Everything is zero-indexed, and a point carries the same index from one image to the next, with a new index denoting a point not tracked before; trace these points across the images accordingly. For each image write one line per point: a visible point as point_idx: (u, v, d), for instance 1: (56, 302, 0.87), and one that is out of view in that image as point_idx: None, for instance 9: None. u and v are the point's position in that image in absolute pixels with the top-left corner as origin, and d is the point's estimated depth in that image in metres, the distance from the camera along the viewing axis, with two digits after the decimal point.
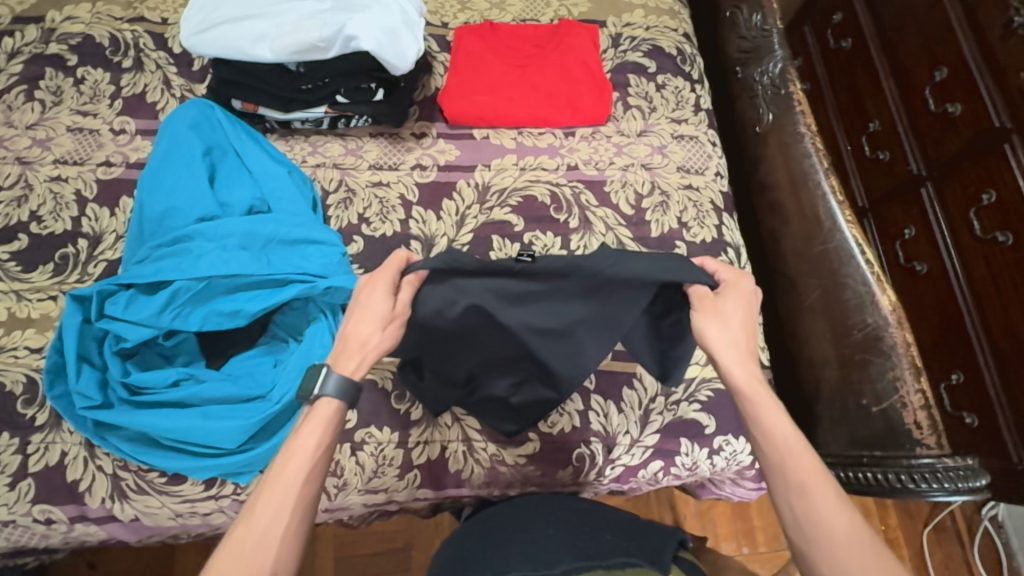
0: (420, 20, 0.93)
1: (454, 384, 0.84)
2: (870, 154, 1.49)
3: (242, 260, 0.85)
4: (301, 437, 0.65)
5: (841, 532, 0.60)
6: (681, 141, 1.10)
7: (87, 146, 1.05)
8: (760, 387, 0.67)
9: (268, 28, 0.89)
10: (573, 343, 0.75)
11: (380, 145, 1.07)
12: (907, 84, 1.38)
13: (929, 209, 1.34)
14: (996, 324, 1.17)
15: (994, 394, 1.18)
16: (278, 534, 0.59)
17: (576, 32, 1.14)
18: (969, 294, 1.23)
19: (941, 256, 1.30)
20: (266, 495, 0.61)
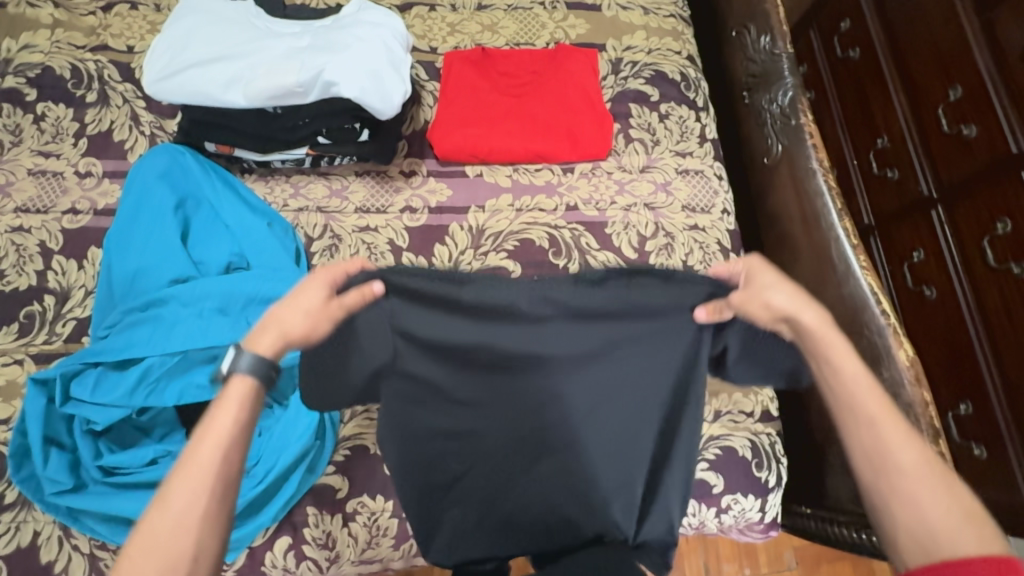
0: (406, 58, 0.87)
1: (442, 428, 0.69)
2: (878, 171, 1.35)
3: (221, 328, 0.79)
4: (212, 416, 0.58)
5: (916, 487, 0.60)
6: (686, 176, 1.04)
7: (51, 191, 0.98)
8: (828, 326, 0.66)
9: (240, 72, 0.81)
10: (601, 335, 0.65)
11: (367, 185, 1.00)
12: (917, 101, 1.24)
13: (940, 234, 1.19)
14: (1007, 350, 1.04)
15: (1005, 427, 1.04)
16: (193, 517, 0.53)
17: (574, 58, 1.06)
18: (981, 325, 1.10)
19: (952, 282, 1.16)
20: (193, 457, 0.55)
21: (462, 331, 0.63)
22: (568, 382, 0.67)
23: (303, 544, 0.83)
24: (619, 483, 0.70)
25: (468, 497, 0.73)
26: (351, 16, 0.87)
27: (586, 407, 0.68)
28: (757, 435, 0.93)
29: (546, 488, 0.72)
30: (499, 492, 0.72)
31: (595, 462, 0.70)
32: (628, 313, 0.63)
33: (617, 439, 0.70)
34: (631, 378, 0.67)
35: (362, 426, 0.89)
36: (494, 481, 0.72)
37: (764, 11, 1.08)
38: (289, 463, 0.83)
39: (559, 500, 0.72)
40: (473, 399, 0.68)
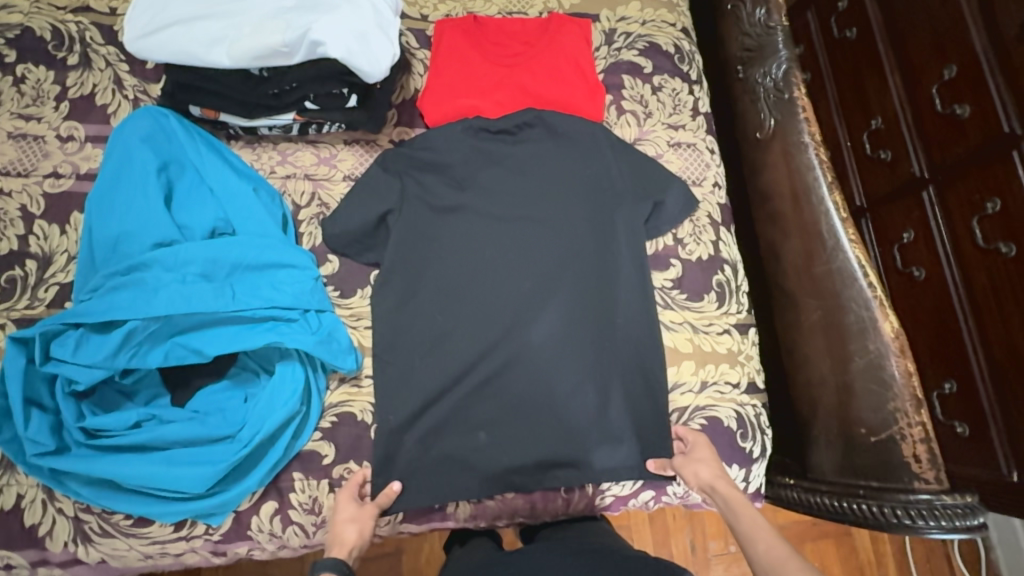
0: (395, 20, 0.85)
1: (426, 332, 0.89)
2: (870, 154, 1.26)
3: (204, 294, 0.78)
4: None
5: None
6: (678, 150, 1.03)
7: (32, 155, 0.96)
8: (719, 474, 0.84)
9: (224, 31, 0.80)
10: (540, 245, 0.93)
11: (356, 154, 0.99)
12: (915, 83, 1.16)
13: (930, 216, 1.11)
14: (996, 340, 0.95)
15: (988, 407, 0.96)
16: None
17: (567, 28, 1.05)
18: (969, 312, 1.01)
19: (941, 261, 1.08)
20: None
21: (458, 190, 0.95)
22: (533, 262, 0.92)
23: (289, 509, 0.83)
24: (585, 324, 0.90)
25: (452, 360, 0.88)
26: None
27: (549, 264, 0.92)
28: (742, 406, 0.94)
29: (517, 341, 0.88)
30: (480, 344, 0.88)
31: (564, 296, 0.91)
32: (568, 172, 0.96)
33: (556, 321, 0.90)
34: (581, 255, 0.93)
35: (349, 394, 0.88)
36: (480, 330, 0.89)
37: None
38: (275, 428, 0.81)
39: (531, 358, 0.88)
40: (456, 255, 0.92)
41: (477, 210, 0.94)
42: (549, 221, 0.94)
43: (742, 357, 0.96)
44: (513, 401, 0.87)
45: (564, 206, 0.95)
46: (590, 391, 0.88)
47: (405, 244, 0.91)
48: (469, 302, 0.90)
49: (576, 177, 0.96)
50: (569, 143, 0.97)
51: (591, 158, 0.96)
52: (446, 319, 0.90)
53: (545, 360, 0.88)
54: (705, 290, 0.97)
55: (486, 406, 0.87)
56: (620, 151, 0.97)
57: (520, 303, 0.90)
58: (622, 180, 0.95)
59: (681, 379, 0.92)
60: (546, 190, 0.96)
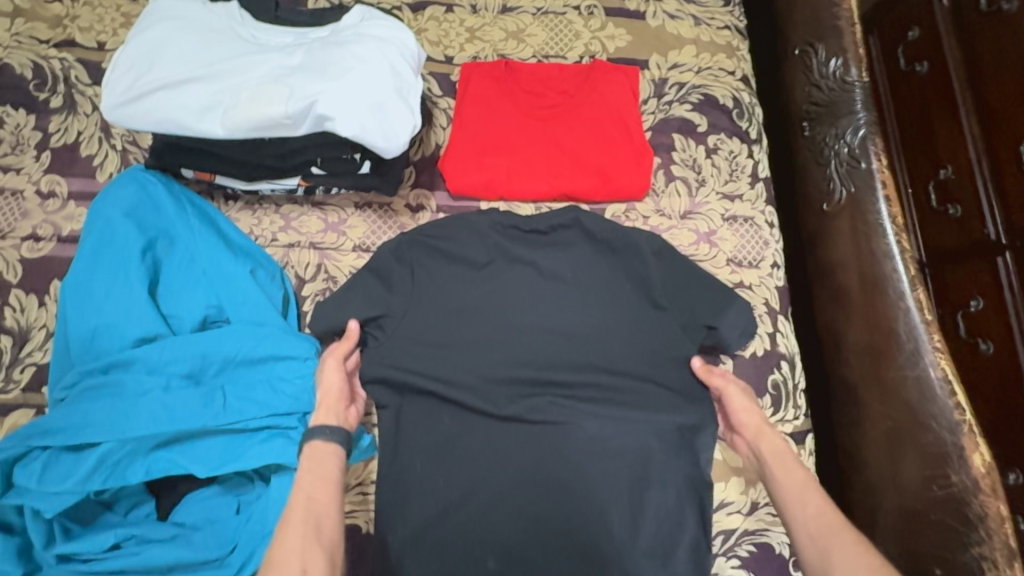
0: (416, 80, 0.72)
1: (437, 438, 0.80)
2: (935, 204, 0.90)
3: (191, 404, 0.68)
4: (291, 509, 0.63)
5: (841, 550, 0.65)
6: (733, 225, 0.90)
7: (10, 213, 0.86)
8: (766, 428, 0.79)
9: (218, 97, 0.68)
10: (572, 343, 0.83)
11: (368, 220, 0.88)
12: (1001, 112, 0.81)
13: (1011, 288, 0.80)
14: None
15: None
16: (293, 543, 0.60)
17: (612, 78, 0.92)
18: None
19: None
20: (283, 539, 0.61)
21: (478, 284, 0.84)
22: (563, 369, 0.82)
23: None
24: (623, 435, 0.80)
25: (464, 473, 0.78)
26: (352, 27, 0.74)
27: (579, 373, 0.82)
28: None
29: (541, 457, 0.79)
30: (501, 455, 0.79)
31: (595, 412, 0.81)
32: (607, 277, 0.85)
33: (590, 432, 0.80)
34: (617, 366, 0.82)
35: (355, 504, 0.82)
36: (499, 438, 0.80)
37: (838, 30, 0.93)
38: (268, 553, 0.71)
39: (554, 477, 0.78)
40: (475, 350, 0.82)
41: (501, 304, 0.83)
42: (582, 325, 0.83)
43: None
44: (530, 527, 0.77)
45: (602, 299, 0.84)
46: (618, 519, 0.77)
47: (419, 339, 0.81)
48: (487, 410, 0.80)
49: (614, 282, 0.85)
50: (608, 253, 0.85)
51: (629, 245, 0.85)
52: (464, 425, 0.80)
53: (570, 482, 0.78)
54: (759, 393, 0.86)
55: (505, 523, 0.77)
56: (671, 254, 0.85)
57: (545, 413, 0.80)
58: (666, 286, 0.84)
59: (729, 498, 0.82)
60: (583, 298, 0.84)
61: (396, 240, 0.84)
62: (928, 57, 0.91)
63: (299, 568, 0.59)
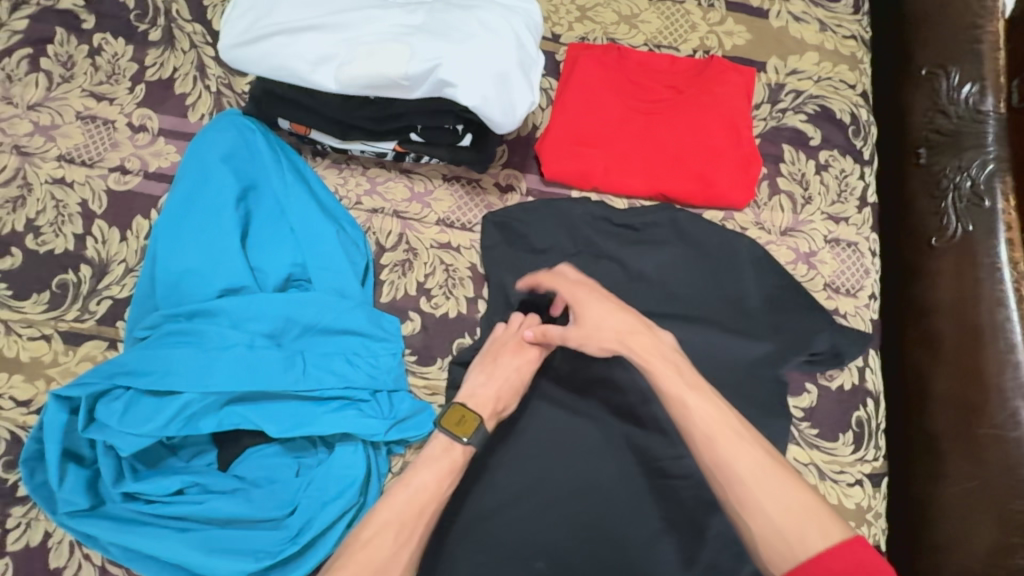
0: (539, 56, 0.68)
1: (503, 429, 0.78)
2: None
3: (273, 365, 0.67)
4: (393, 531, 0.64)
5: (730, 444, 0.62)
6: (835, 248, 0.85)
7: (100, 142, 0.85)
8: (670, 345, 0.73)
9: (335, 49, 0.65)
10: None
11: (455, 195, 0.85)
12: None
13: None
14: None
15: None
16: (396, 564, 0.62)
17: (727, 77, 0.87)
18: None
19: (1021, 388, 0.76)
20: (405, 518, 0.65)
21: None
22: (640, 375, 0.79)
23: None
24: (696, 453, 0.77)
25: (527, 469, 0.76)
26: None
27: None
28: None
29: (598, 460, 0.77)
30: (566, 454, 0.77)
31: (663, 426, 0.78)
32: (696, 287, 0.81)
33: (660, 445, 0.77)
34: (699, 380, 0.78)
35: None
36: (566, 435, 0.77)
37: (976, 54, 0.87)
38: (324, 524, 0.69)
39: (609, 485, 0.76)
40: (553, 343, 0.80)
41: None
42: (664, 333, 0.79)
43: (869, 514, 0.80)
44: (582, 531, 0.74)
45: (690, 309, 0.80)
46: (676, 538, 0.74)
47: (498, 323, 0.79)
48: (555, 404, 0.79)
49: (702, 296, 0.80)
50: (701, 254, 0.82)
51: (727, 258, 0.82)
52: (533, 419, 0.78)
53: (627, 493, 0.75)
54: (841, 429, 0.81)
55: (561, 526, 0.74)
56: (762, 276, 0.81)
57: (611, 417, 0.78)
58: (762, 304, 0.80)
59: None
60: (669, 305, 0.80)
61: (488, 222, 0.83)
62: None
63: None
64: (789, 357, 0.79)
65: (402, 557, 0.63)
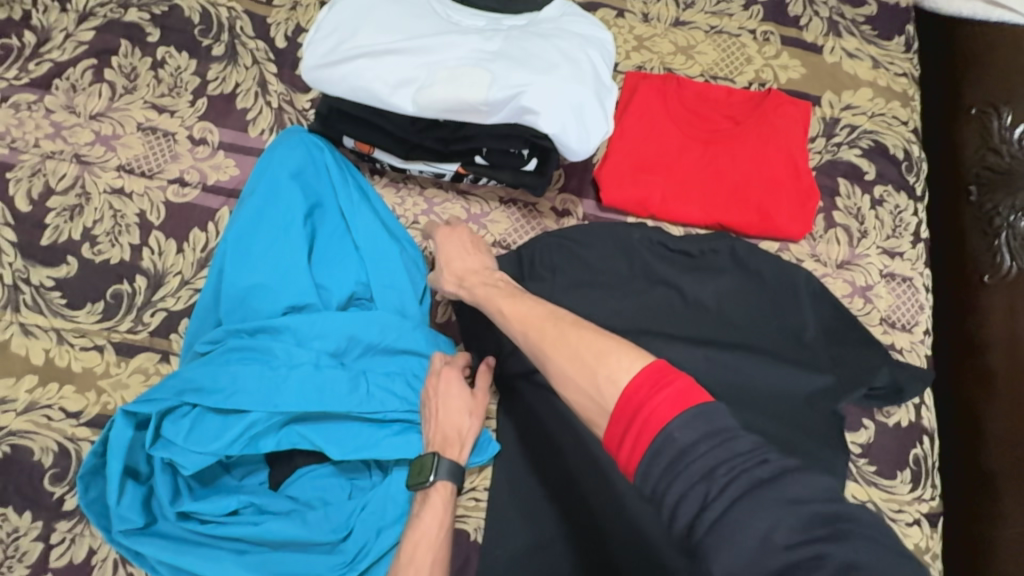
0: (614, 86, 0.69)
1: None
2: None
3: (339, 385, 0.66)
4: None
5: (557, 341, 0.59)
6: (891, 283, 0.85)
7: (160, 154, 0.86)
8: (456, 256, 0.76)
9: (417, 72, 0.66)
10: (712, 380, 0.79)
11: (511, 218, 0.86)
12: None
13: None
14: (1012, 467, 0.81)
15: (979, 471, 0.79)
16: None
17: (785, 110, 0.88)
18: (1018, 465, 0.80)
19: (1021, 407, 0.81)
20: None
21: (616, 304, 0.81)
22: None
23: None
24: None
25: None
26: (552, 21, 0.71)
27: None
28: None
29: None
30: None
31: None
32: (755, 317, 0.81)
33: None
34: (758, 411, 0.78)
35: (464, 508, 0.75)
36: None
37: None
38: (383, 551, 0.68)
39: None
40: None
41: (638, 330, 0.80)
42: (724, 363, 0.78)
43: (927, 556, 0.78)
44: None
45: (747, 340, 0.80)
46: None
47: None
48: None
49: (761, 327, 0.80)
50: (760, 284, 0.82)
51: (785, 289, 0.81)
52: None
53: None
54: (899, 466, 0.80)
55: None
56: (820, 308, 0.81)
57: None
58: (819, 335, 0.80)
59: None
60: (726, 334, 0.80)
61: (543, 241, 0.82)
62: None
63: None
64: (847, 391, 0.78)
65: None
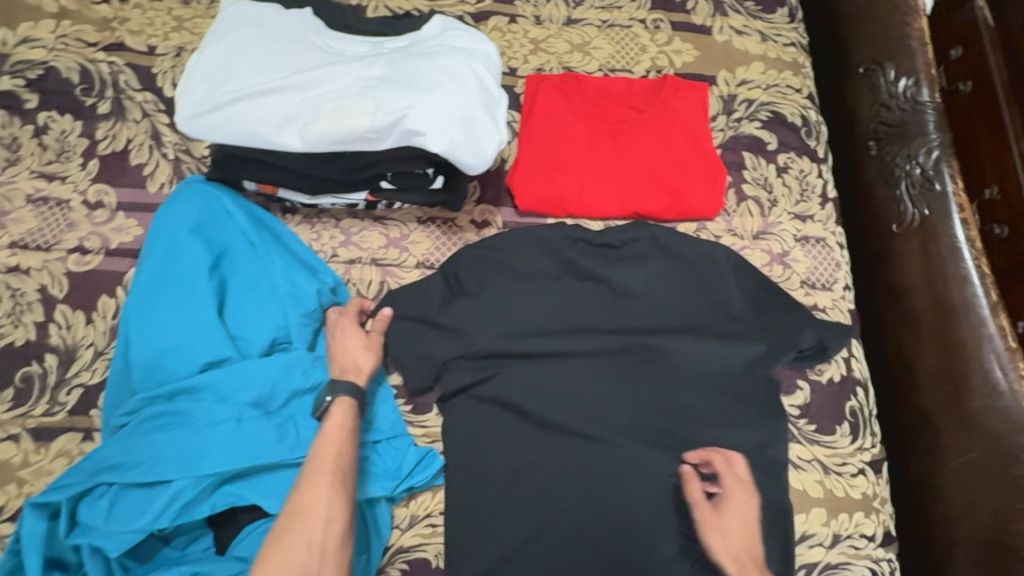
0: (502, 94, 0.69)
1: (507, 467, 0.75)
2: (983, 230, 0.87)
3: (266, 436, 0.65)
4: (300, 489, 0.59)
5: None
6: (806, 246, 0.88)
7: (55, 224, 0.82)
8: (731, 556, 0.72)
9: (298, 107, 0.65)
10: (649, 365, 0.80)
11: (432, 236, 0.85)
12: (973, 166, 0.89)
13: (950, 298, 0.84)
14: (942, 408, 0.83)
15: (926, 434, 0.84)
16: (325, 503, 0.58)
17: (683, 93, 0.90)
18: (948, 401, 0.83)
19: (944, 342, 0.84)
20: (310, 488, 0.59)
21: (545, 305, 0.81)
22: (639, 395, 0.79)
23: None
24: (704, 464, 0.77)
25: (540, 504, 0.74)
26: (433, 38, 0.71)
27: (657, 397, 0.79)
28: (879, 562, 0.79)
29: (614, 484, 0.75)
30: (575, 484, 0.75)
31: (673, 440, 0.77)
32: (683, 299, 0.82)
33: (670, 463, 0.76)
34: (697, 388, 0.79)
35: (422, 536, 0.75)
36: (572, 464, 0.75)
37: (906, 51, 0.93)
38: None
39: (627, 508, 0.74)
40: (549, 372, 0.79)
41: (570, 329, 0.80)
42: (656, 348, 0.80)
43: (878, 502, 0.81)
44: (610, 559, 0.73)
45: (677, 322, 0.81)
46: (697, 556, 0.73)
47: (491, 358, 0.78)
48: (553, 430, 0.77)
49: (689, 306, 0.82)
50: (681, 265, 0.83)
51: (706, 267, 0.83)
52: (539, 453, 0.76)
53: (643, 519, 0.74)
54: (837, 420, 0.83)
55: (581, 558, 0.73)
56: (742, 279, 0.83)
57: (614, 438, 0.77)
58: (743, 305, 0.82)
59: (811, 530, 0.78)
60: (656, 319, 0.81)
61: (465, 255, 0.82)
62: (973, 77, 0.89)
63: (324, 519, 0.57)
64: (779, 356, 0.80)
65: (325, 505, 0.58)
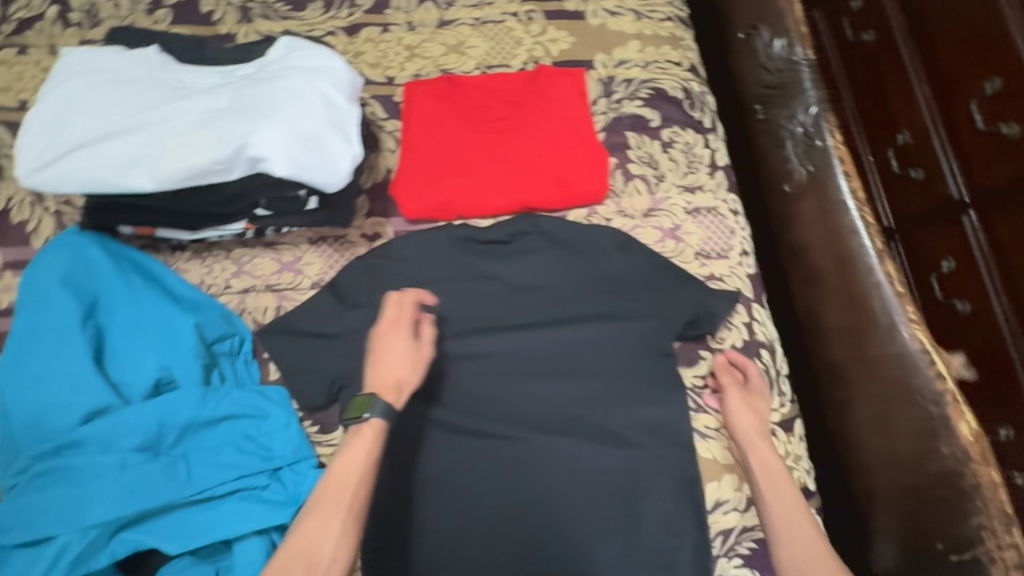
0: (352, 111, 0.70)
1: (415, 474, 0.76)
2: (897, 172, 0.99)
3: (153, 477, 0.65)
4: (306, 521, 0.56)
5: (782, 489, 0.70)
6: (697, 217, 0.89)
7: None
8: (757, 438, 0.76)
9: (142, 148, 0.65)
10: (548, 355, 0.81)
11: (324, 255, 0.85)
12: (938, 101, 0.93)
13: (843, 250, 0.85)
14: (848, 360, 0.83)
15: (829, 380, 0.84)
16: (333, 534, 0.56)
17: (558, 82, 0.91)
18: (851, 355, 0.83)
19: (841, 294, 0.85)
20: (307, 521, 0.56)
21: (439, 310, 0.81)
22: (540, 386, 0.79)
23: None
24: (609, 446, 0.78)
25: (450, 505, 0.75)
26: (279, 62, 0.71)
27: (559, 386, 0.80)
28: None
29: (522, 476, 0.76)
30: (483, 483, 0.76)
31: (578, 426, 0.78)
32: (576, 286, 0.83)
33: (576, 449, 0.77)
34: (597, 372, 0.80)
35: None
36: (478, 462, 0.76)
37: (777, 12, 0.93)
38: None
39: (536, 497, 0.75)
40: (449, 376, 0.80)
41: (466, 330, 0.81)
42: (553, 338, 0.81)
43: (789, 459, 0.83)
44: (519, 552, 0.73)
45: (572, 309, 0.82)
46: (611, 536, 0.74)
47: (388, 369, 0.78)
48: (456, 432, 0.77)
49: (582, 292, 0.83)
50: (571, 252, 0.84)
51: (596, 251, 0.84)
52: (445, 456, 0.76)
53: (554, 507, 0.75)
54: None
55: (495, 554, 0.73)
56: (632, 259, 0.84)
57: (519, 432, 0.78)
58: (636, 284, 0.83)
59: (724, 496, 0.78)
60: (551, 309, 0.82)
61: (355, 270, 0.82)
62: None
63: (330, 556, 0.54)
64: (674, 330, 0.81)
65: (334, 530, 0.56)
